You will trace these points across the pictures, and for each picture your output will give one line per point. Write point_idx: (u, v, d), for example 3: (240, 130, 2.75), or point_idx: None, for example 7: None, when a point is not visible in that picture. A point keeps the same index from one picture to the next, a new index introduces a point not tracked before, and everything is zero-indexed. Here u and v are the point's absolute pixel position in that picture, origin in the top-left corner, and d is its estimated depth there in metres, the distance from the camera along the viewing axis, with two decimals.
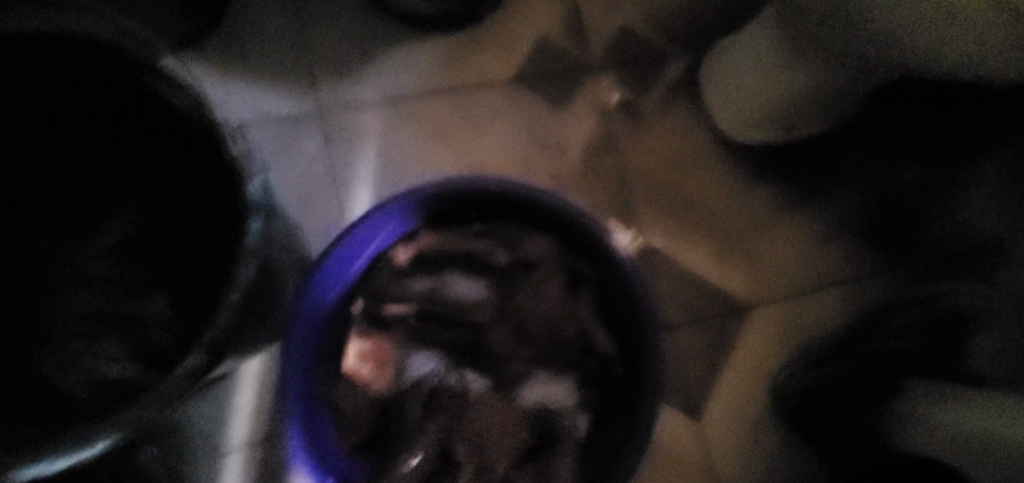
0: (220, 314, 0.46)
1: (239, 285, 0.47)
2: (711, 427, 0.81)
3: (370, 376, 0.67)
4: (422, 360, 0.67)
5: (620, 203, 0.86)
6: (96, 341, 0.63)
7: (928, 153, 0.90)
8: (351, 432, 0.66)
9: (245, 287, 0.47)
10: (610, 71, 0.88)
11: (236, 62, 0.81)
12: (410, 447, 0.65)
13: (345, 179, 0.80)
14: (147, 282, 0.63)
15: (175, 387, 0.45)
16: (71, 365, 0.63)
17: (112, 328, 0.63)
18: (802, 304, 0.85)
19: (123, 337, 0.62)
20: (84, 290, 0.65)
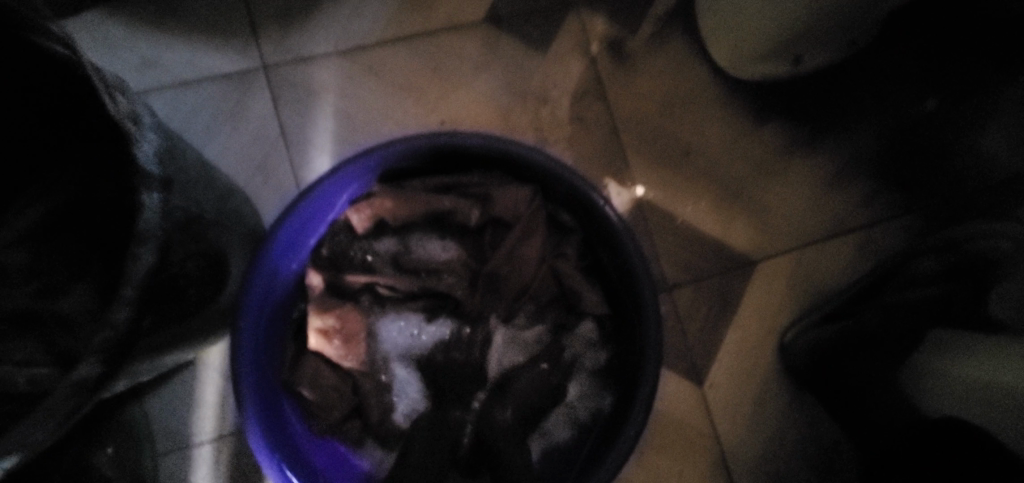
0: (115, 310, 0.35)
1: (136, 274, 0.35)
2: (713, 390, 0.75)
3: (333, 350, 0.60)
4: (388, 323, 0.62)
5: (611, 154, 0.77)
6: None
7: (946, 84, 0.82)
8: (321, 419, 0.60)
9: (142, 278, 0.36)
10: (595, 4, 0.78)
11: (170, 17, 0.71)
12: (388, 429, 0.61)
13: (302, 141, 0.71)
14: (63, 268, 0.49)
15: (63, 402, 0.34)
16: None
17: (17, 329, 0.46)
18: (812, 254, 0.78)
19: (22, 334, 0.46)
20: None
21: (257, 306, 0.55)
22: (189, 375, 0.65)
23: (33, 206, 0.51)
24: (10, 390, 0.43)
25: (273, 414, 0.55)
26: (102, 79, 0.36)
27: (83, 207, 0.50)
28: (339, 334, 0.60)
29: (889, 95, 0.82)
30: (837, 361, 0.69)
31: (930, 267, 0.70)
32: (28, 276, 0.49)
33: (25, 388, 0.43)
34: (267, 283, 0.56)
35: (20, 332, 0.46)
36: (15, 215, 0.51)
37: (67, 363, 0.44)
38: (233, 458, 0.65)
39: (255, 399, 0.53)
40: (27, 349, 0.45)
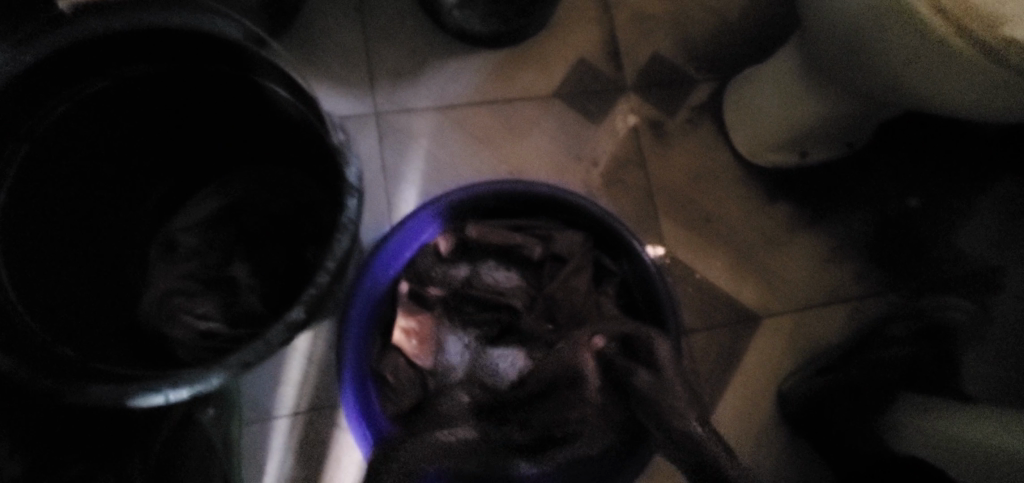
0: (320, 273, 0.48)
1: (337, 251, 0.49)
2: (718, 426, 0.87)
3: (405, 346, 0.74)
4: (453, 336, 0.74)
5: (646, 214, 0.92)
6: (182, 291, 0.69)
7: (928, 187, 0.97)
8: (395, 398, 0.73)
9: (340, 256, 0.49)
10: (642, 91, 0.96)
11: (303, 62, 0.89)
12: None
13: (398, 174, 0.87)
14: (228, 250, 0.71)
15: (281, 334, 0.47)
16: (165, 319, 0.68)
17: (202, 287, 0.70)
18: (809, 318, 0.92)
19: (208, 294, 0.69)
20: (166, 260, 0.71)
21: (362, 300, 0.71)
22: (278, 361, 0.77)
23: (205, 196, 0.72)
24: (199, 333, 0.67)
25: (363, 387, 0.70)
26: (330, 120, 0.51)
27: (244, 206, 0.71)
28: (411, 335, 0.74)
29: (881, 191, 0.97)
30: (826, 400, 0.81)
31: (901, 330, 0.87)
32: (201, 253, 0.71)
33: (215, 332, 0.66)
34: (369, 284, 0.72)
35: (205, 291, 0.70)
36: (193, 200, 0.72)
37: (238, 317, 0.68)
38: (309, 421, 0.77)
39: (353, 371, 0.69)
40: (207, 306, 0.68)
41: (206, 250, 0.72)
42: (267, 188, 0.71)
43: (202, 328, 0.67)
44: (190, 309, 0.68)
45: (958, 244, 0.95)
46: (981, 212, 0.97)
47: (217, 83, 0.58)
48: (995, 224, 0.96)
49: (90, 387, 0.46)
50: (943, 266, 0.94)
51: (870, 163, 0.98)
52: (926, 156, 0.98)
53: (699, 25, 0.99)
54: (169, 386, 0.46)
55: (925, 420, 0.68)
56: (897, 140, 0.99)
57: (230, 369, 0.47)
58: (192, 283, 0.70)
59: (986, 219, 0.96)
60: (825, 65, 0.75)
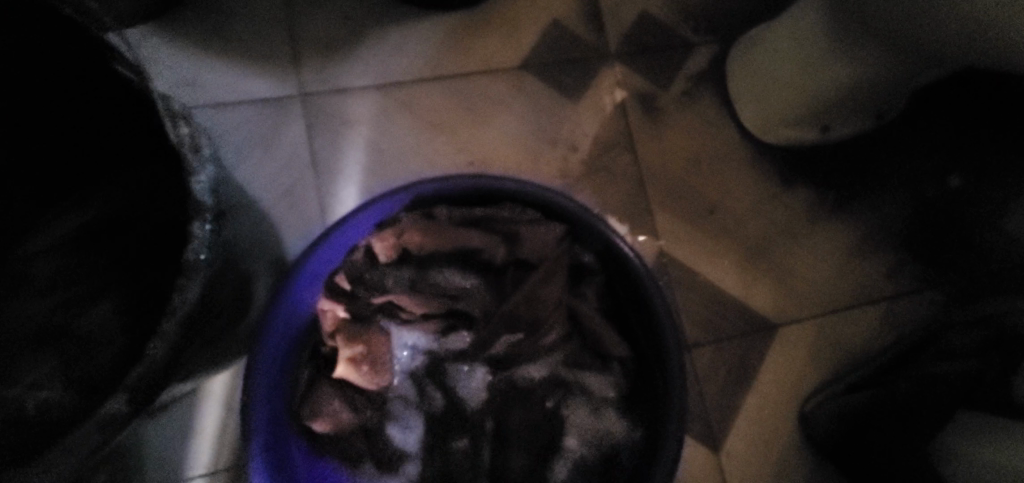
0: (153, 344, 0.36)
1: (181, 304, 0.37)
2: (731, 459, 0.72)
3: (352, 377, 0.59)
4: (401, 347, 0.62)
5: (637, 206, 0.77)
6: (19, 350, 0.48)
7: (971, 161, 0.82)
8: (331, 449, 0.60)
9: (183, 313, 0.37)
10: (629, 58, 0.80)
11: (211, 38, 0.72)
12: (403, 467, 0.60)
13: (334, 171, 0.71)
14: (89, 286, 0.50)
15: (95, 433, 0.35)
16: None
17: (42, 342, 0.48)
18: (837, 325, 0.77)
19: (52, 352, 0.47)
20: (5, 300, 0.50)
21: (277, 333, 0.56)
22: (186, 409, 0.63)
23: (67, 212, 0.53)
24: (22, 414, 0.45)
25: (279, 442, 0.57)
26: (167, 110, 0.39)
27: (115, 225, 0.51)
28: (356, 362, 0.59)
29: (915, 166, 0.82)
30: (863, 426, 0.67)
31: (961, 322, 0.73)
32: (52, 291, 0.50)
33: (44, 412, 0.44)
34: (285, 313, 0.56)
35: (45, 348, 0.48)
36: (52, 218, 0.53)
37: (79, 388, 0.45)
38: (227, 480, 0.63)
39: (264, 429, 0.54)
40: (44, 371, 0.47)
41: (58, 287, 0.50)
42: (147, 198, 0.51)
43: (33, 403, 0.45)
44: (25, 378, 0.47)
45: (1012, 228, 0.80)
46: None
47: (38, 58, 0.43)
48: None
49: None
50: (993, 256, 0.79)
51: (902, 135, 0.82)
52: (969, 124, 0.83)
53: None
54: None
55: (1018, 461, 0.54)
56: (934, 107, 0.83)
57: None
58: (30, 336, 0.49)
59: None
60: (861, 10, 0.59)
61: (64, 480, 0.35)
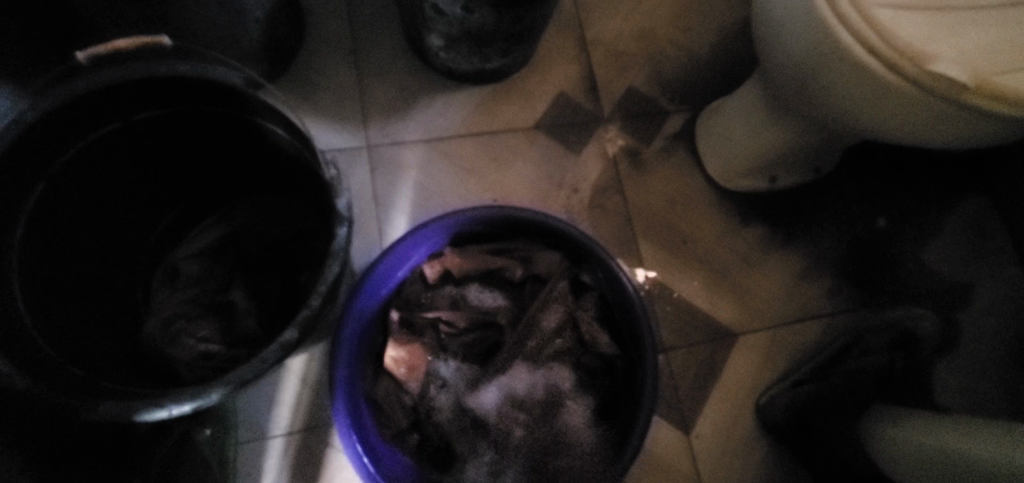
0: (312, 298, 0.53)
1: (328, 276, 0.54)
2: (698, 440, 0.90)
3: (394, 371, 0.79)
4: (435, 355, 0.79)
5: (625, 236, 0.97)
6: (185, 315, 0.73)
7: (894, 209, 1.03)
8: (387, 412, 0.78)
9: (331, 281, 0.54)
10: (620, 122, 1.02)
11: (300, 100, 0.95)
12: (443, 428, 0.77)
13: (390, 203, 0.92)
14: (228, 276, 0.76)
15: (274, 353, 0.52)
16: (168, 341, 0.71)
17: (203, 312, 0.74)
18: (785, 335, 0.96)
19: (210, 318, 0.73)
20: (169, 286, 0.76)
21: (354, 320, 0.75)
22: (274, 382, 0.82)
23: (207, 224, 0.78)
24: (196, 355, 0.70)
25: (355, 404, 0.74)
26: (321, 158, 0.57)
27: (243, 236, 0.77)
28: (400, 362, 0.79)
29: (848, 211, 1.02)
30: (810, 413, 0.85)
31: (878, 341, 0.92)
32: (204, 280, 0.76)
33: (214, 354, 0.70)
34: (361, 306, 0.75)
35: (206, 315, 0.73)
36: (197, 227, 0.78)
37: (233, 341, 0.71)
38: (302, 438, 0.81)
39: (344, 389, 0.73)
40: (207, 329, 0.72)
41: (207, 277, 0.76)
42: (267, 217, 0.76)
43: (203, 350, 0.70)
44: (192, 332, 0.72)
45: (927, 262, 1.00)
46: (948, 231, 1.02)
47: (218, 121, 0.64)
48: (961, 244, 1.01)
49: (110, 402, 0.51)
50: (913, 283, 0.99)
51: (838, 186, 1.03)
52: (892, 179, 1.04)
53: (671, 60, 1.06)
54: (173, 401, 0.50)
55: (910, 436, 0.69)
56: (864, 164, 1.04)
57: (227, 387, 0.51)
58: (193, 307, 0.74)
59: (952, 239, 1.01)
60: (782, 100, 0.81)
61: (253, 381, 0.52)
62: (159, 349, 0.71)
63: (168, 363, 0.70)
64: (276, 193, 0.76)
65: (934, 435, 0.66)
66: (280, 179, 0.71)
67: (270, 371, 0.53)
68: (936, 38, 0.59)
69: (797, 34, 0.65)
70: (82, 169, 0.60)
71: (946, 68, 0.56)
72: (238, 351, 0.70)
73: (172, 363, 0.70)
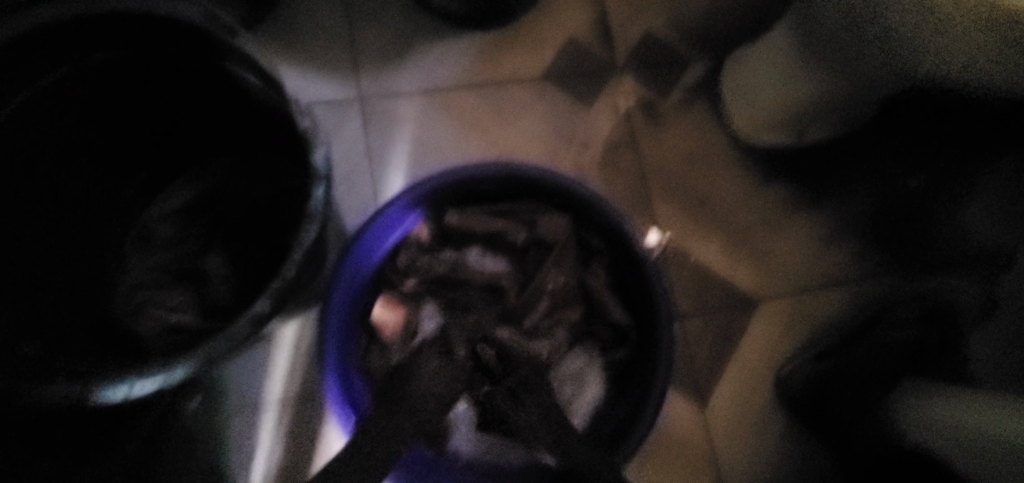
0: (286, 266, 0.48)
1: (304, 241, 0.49)
2: (713, 412, 0.85)
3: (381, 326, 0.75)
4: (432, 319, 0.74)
5: (639, 198, 0.90)
6: (155, 284, 0.71)
7: (933, 167, 0.94)
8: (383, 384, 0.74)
9: (307, 246, 0.49)
10: (635, 71, 0.93)
11: (284, 49, 0.87)
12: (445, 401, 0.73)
13: (385, 162, 0.86)
14: (200, 242, 0.72)
15: (244, 327, 0.47)
16: (138, 310, 0.70)
17: (175, 280, 0.72)
18: (808, 303, 0.90)
19: (181, 287, 0.71)
20: (141, 251, 0.72)
21: (344, 288, 0.69)
22: (265, 350, 0.78)
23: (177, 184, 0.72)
24: (168, 326, 0.69)
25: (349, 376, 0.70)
26: (295, 104, 0.50)
27: (219, 198, 0.71)
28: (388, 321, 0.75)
29: (882, 170, 0.94)
30: (835, 387, 0.80)
31: (907, 312, 0.85)
32: (177, 246, 0.72)
33: (185, 327, 0.68)
34: (351, 273, 0.69)
35: (177, 283, 0.71)
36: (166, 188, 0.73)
37: (205, 312, 0.69)
38: (296, 407, 0.77)
39: (336, 362, 0.67)
40: (178, 298, 0.70)
41: (178, 242, 0.72)
42: (244, 177, 0.70)
43: (174, 322, 0.69)
44: (163, 302, 0.70)
45: (966, 224, 0.92)
46: (992, 190, 0.94)
47: (185, 68, 0.57)
48: (1006, 202, 0.93)
49: (57, 383, 0.45)
50: (949, 246, 0.92)
51: (873, 142, 0.95)
52: (932, 133, 0.95)
53: (692, 2, 0.96)
54: (133, 377, 0.45)
55: (951, 415, 0.62)
56: (902, 118, 0.95)
57: (191, 365, 0.46)
58: (164, 275, 0.72)
59: (996, 198, 0.93)
60: (822, 38, 0.71)
61: (221, 357, 0.47)
62: (129, 318, 0.70)
63: (138, 335, 0.69)
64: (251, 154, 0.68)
65: (974, 412, 0.60)
66: (256, 133, 0.64)
67: (244, 346, 0.48)
68: None
69: None
70: (29, 124, 0.54)
71: None
72: (210, 322, 0.68)
73: (143, 335, 0.69)
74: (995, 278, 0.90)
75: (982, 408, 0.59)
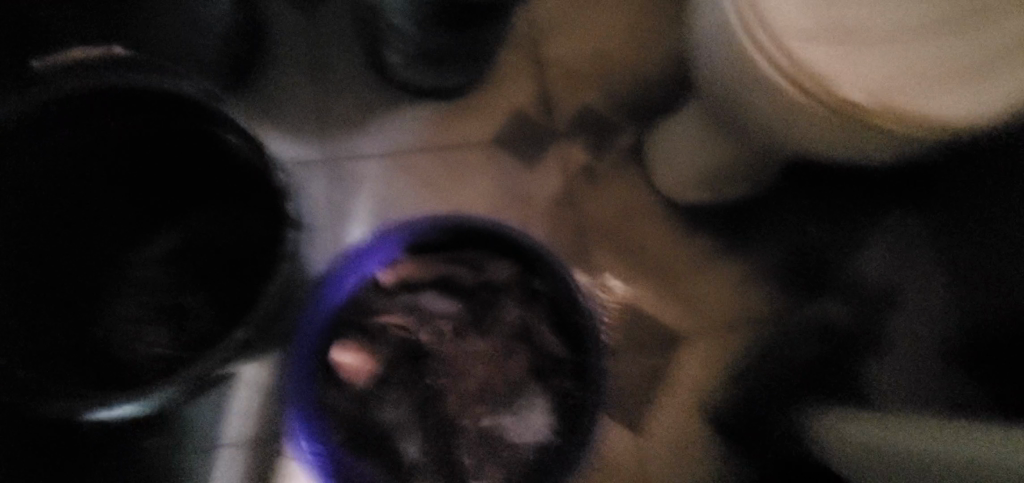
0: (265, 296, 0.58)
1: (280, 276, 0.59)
2: (648, 439, 0.95)
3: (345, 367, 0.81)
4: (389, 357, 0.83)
5: (579, 245, 1.02)
6: (135, 319, 0.78)
7: (829, 219, 1.10)
8: (342, 417, 0.80)
9: (282, 280, 0.59)
10: (574, 137, 1.07)
11: (260, 113, 0.98)
12: (403, 430, 0.81)
13: (350, 214, 0.95)
14: (178, 281, 0.79)
15: (222, 355, 0.56)
16: (118, 343, 0.77)
17: (156, 316, 0.78)
18: (728, 339, 1.01)
19: (161, 322, 0.78)
20: (122, 289, 0.79)
21: (308, 327, 0.76)
22: (231, 391, 0.84)
23: (161, 229, 0.80)
24: (145, 358, 0.76)
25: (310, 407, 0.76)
26: (277, 166, 0.62)
27: (199, 244, 0.79)
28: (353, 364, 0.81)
29: (788, 222, 1.09)
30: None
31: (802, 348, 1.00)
32: (157, 284, 0.79)
33: (164, 359, 0.76)
34: (314, 315, 0.76)
35: (158, 319, 0.78)
36: (149, 232, 0.80)
37: (181, 345, 0.77)
38: (259, 444, 0.83)
39: (301, 394, 0.74)
40: (158, 334, 0.77)
41: (159, 282, 0.79)
42: (223, 225, 0.78)
43: (153, 355, 0.76)
44: (143, 337, 0.77)
45: (858, 268, 1.07)
46: (878, 239, 1.10)
47: (180, 132, 0.67)
48: (889, 250, 1.09)
49: (55, 402, 0.54)
50: (846, 288, 1.06)
51: (778, 199, 1.10)
52: (827, 190, 1.11)
53: (622, 79, 1.12)
54: (122, 399, 0.54)
55: (831, 425, 0.78)
56: (801, 177, 1.11)
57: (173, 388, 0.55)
58: (147, 310, 0.79)
59: (880, 246, 1.09)
60: (716, 118, 0.87)
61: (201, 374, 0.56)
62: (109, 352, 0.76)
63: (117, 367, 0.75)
64: (228, 206, 0.77)
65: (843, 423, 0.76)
66: (235, 188, 0.73)
67: (219, 369, 0.57)
68: (844, 58, 0.66)
69: (724, 59, 0.72)
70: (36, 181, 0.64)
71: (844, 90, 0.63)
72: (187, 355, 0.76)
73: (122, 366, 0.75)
74: (882, 316, 1.05)
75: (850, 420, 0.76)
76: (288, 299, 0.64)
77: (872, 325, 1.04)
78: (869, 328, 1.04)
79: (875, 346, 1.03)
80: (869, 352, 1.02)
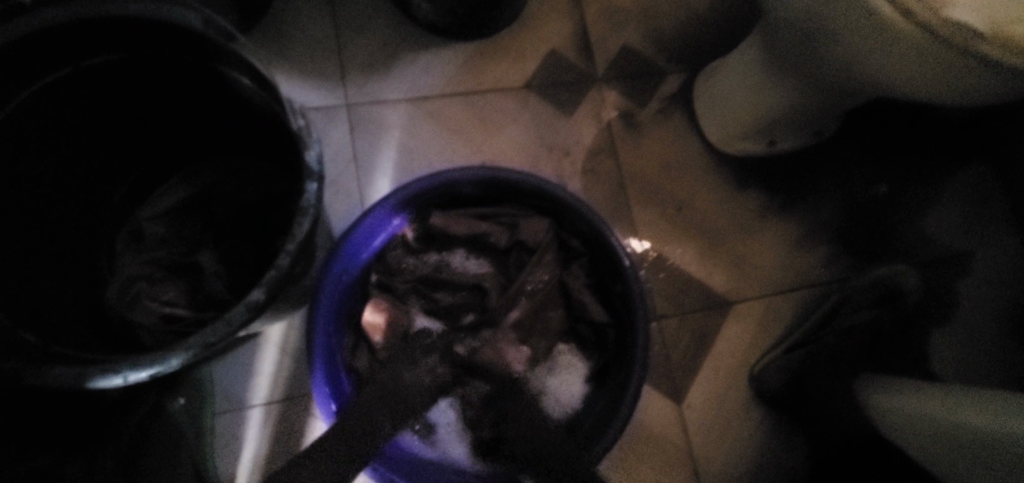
0: (281, 257, 0.51)
1: (298, 234, 0.51)
2: (689, 408, 0.89)
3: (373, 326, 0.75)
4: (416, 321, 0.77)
5: (617, 202, 0.94)
6: (146, 277, 0.71)
7: (895, 173, 0.99)
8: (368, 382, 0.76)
9: (300, 239, 0.51)
10: (615, 81, 0.97)
11: (273, 56, 0.90)
12: None
13: (372, 166, 0.88)
14: (190, 238, 0.73)
15: (238, 317, 0.49)
16: (128, 304, 0.70)
17: (168, 273, 0.72)
18: (778, 305, 0.94)
19: (175, 280, 0.71)
20: (133, 249, 0.73)
21: (330, 286, 0.71)
22: (252, 351, 0.81)
23: (171, 181, 0.75)
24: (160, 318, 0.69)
25: (335, 368, 0.72)
26: (289, 107, 0.53)
27: (212, 196, 0.74)
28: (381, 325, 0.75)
29: (848, 177, 0.99)
30: (808, 378, 0.83)
31: (863, 296, 0.88)
32: (167, 242, 0.73)
33: (182, 318, 0.69)
34: (336, 274, 0.71)
35: (171, 278, 0.71)
36: (160, 187, 0.75)
37: (199, 303, 0.70)
38: (282, 404, 0.80)
39: (326, 356, 0.70)
40: (172, 291, 0.71)
41: (170, 238, 0.73)
42: (238, 175, 0.73)
43: (169, 314, 0.69)
44: (156, 295, 0.70)
45: (926, 228, 0.98)
46: (948, 196, 0.99)
47: (182, 70, 0.60)
48: (959, 208, 0.99)
49: (55, 368, 0.48)
50: (911, 250, 0.97)
51: (840, 151, 0.99)
52: (895, 141, 1.00)
53: (668, 16, 1.00)
54: (128, 367, 0.47)
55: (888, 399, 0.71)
56: (865, 126, 1.00)
57: (188, 351, 0.48)
58: (158, 269, 0.72)
59: (950, 203, 0.99)
60: (786, 57, 0.76)
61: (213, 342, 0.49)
62: (124, 314, 0.70)
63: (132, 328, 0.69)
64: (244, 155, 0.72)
65: (906, 395, 0.69)
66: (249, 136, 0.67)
67: (235, 336, 0.50)
68: None
69: None
70: (26, 125, 0.56)
71: (964, 13, 0.52)
72: (207, 314, 0.69)
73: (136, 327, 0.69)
74: (949, 280, 0.96)
75: (917, 391, 0.68)
76: (306, 258, 0.57)
77: (939, 290, 0.95)
78: (935, 293, 0.95)
79: (941, 313, 0.94)
80: (935, 320, 0.94)
